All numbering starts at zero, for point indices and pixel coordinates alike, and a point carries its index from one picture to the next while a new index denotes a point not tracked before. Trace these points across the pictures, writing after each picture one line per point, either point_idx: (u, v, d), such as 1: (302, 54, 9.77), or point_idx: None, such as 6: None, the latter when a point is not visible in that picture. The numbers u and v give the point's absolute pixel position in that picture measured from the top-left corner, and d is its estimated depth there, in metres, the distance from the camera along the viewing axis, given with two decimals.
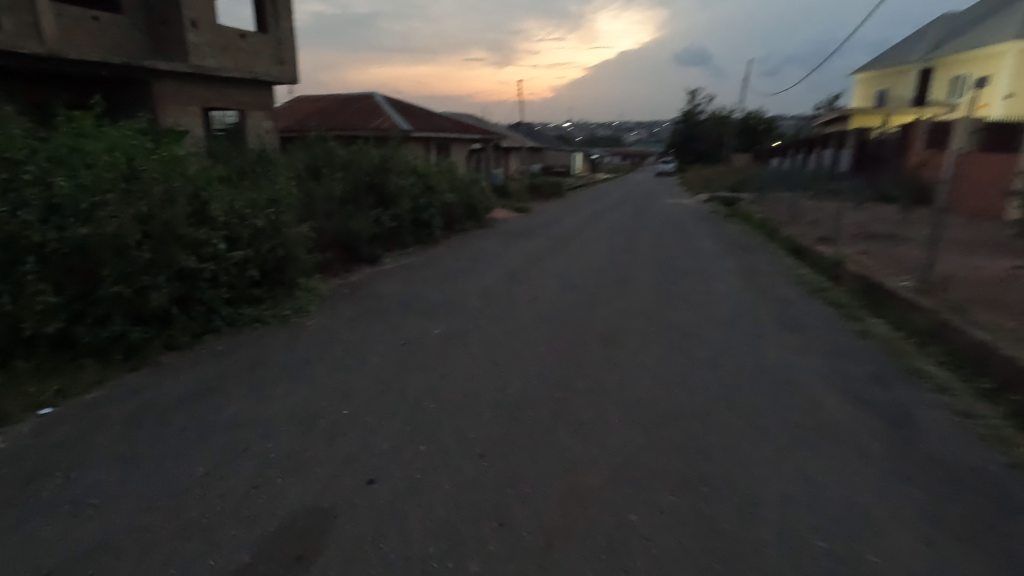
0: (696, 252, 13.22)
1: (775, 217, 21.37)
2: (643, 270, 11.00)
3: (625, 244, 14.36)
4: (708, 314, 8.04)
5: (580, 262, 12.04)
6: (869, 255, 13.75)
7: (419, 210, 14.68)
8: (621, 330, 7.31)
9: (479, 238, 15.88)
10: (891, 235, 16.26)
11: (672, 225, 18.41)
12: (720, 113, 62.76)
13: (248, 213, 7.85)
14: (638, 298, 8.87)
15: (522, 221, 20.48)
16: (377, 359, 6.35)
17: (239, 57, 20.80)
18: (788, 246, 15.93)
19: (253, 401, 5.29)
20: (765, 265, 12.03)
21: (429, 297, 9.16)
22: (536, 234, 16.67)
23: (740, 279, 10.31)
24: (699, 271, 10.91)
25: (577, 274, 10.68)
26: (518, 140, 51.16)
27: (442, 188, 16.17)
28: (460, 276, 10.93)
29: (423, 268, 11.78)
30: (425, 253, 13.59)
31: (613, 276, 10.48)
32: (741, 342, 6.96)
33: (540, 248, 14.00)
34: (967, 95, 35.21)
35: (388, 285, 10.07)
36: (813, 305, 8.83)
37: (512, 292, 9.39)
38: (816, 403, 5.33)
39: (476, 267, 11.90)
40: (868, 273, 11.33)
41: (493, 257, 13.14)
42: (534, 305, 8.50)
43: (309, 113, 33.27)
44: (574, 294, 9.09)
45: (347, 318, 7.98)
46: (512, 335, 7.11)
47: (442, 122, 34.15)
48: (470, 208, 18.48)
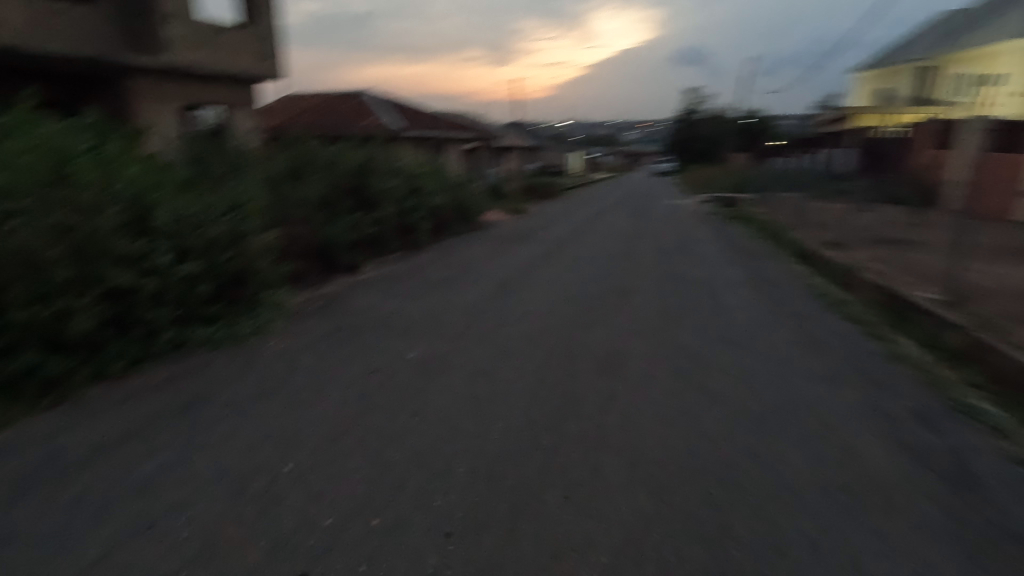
0: (700, 259, 12.42)
1: (779, 219, 20.61)
2: (643, 280, 10.19)
3: (624, 250, 13.53)
4: (716, 334, 7.23)
5: (575, 271, 11.21)
6: (881, 262, 12.99)
7: (405, 215, 13.80)
8: (621, 354, 6.48)
9: (470, 244, 15.01)
10: (903, 240, 15.50)
11: (673, 230, 17.60)
12: (718, 112, 61.98)
13: (202, 221, 6.98)
14: (638, 314, 8.06)
15: (516, 224, 19.61)
16: (338, 393, 5.51)
17: (220, 53, 19.88)
18: (794, 251, 15.16)
19: (183, 449, 4.45)
20: (774, 273, 11.23)
21: (408, 312, 8.31)
22: (530, 239, 15.82)
23: (748, 292, 9.50)
24: (704, 282, 10.10)
25: (572, 286, 9.85)
26: (515, 140, 50.41)
27: (430, 190, 15.30)
28: (446, 286, 10.08)
29: (406, 278, 10.92)
30: (411, 260, 12.71)
31: (611, 287, 9.66)
32: (755, 368, 6.15)
33: (533, 255, 13.13)
34: (971, 94, 34.44)
35: (365, 298, 9.22)
36: (830, 321, 8.02)
37: (500, 306, 8.57)
38: (850, 451, 4.51)
39: (464, 276, 11.04)
40: (886, 283, 10.50)
41: (482, 264, 12.28)
42: (523, 323, 7.67)
43: (298, 112, 32.39)
44: (568, 310, 8.26)
45: (313, 338, 7.13)
46: (497, 361, 6.28)
47: (436, 121, 33.30)
48: (461, 211, 17.60)
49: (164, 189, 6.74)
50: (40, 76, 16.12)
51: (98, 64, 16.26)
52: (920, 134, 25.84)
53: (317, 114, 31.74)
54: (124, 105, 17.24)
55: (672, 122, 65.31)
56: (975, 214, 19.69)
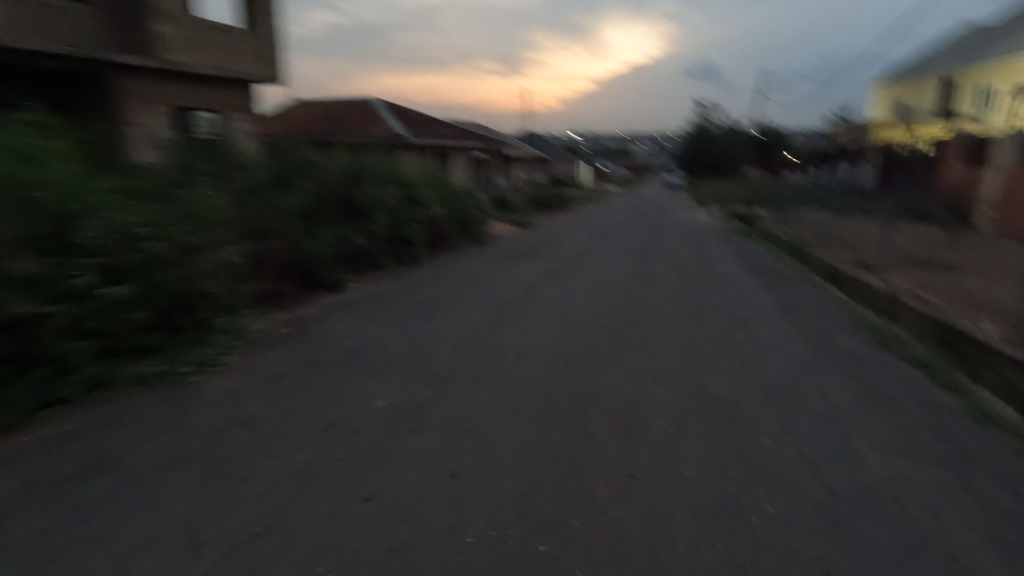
0: (724, 282, 11.19)
1: (802, 236, 19.38)
2: (662, 308, 8.96)
3: (638, 270, 12.37)
4: (753, 383, 5.99)
5: (584, 294, 10.03)
6: (924, 287, 11.74)
7: (399, 227, 12.64)
8: (639, 409, 5.26)
9: (471, 258, 13.90)
10: (943, 263, 14.18)
11: (690, 247, 16.38)
12: (732, 125, 60.83)
13: (138, 233, 5.88)
14: (660, 354, 6.82)
15: (522, 237, 18.47)
16: (279, 460, 4.32)
17: (218, 54, 19.02)
18: (823, 273, 13.89)
19: (48, 547, 3.30)
20: (810, 300, 9.97)
21: (389, 344, 7.13)
22: (535, 255, 14.65)
23: (785, 324, 8.25)
24: (732, 311, 8.87)
25: (581, 313, 8.69)
26: (524, 150, 49.54)
27: (429, 202, 14.18)
28: (437, 311, 8.89)
29: (395, 299, 9.74)
30: (404, 276, 11.58)
31: (627, 317, 8.44)
32: (809, 433, 4.90)
33: (539, 273, 12.00)
34: (999, 108, 33.06)
35: (342, 323, 8.04)
36: (888, 365, 6.74)
37: (496, 338, 7.39)
38: (965, 575, 3.23)
39: (459, 297, 9.88)
40: (937, 314, 9.24)
41: (481, 283, 11.13)
42: (522, 362, 6.48)
43: (303, 119, 31.63)
44: (576, 347, 7.04)
45: (268, 376, 5.94)
46: (485, 416, 5.08)
47: (443, 130, 32.45)
48: (463, 224, 16.46)
49: (93, 195, 5.67)
50: (24, 75, 15.25)
51: (84, 64, 15.34)
52: (950, 148, 24.45)
53: (322, 120, 30.95)
54: (113, 107, 16.33)
55: (685, 135, 64.20)
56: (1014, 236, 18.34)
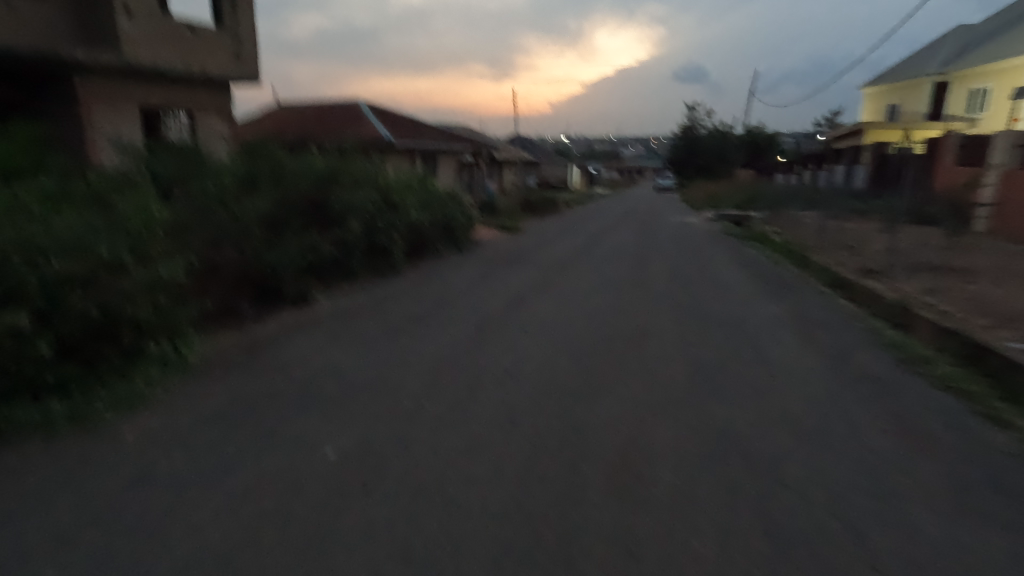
0: (726, 294, 10.42)
1: (800, 240, 18.74)
2: (661, 326, 8.17)
3: (633, 280, 11.61)
4: (770, 418, 5.19)
5: (575, 309, 9.23)
6: (935, 294, 11.09)
7: (376, 235, 11.75)
8: (640, 456, 4.43)
9: (456, 267, 13.07)
10: (949, 268, 13.53)
11: (685, 254, 15.66)
12: (722, 128, 60.53)
13: (48, 250, 5.02)
14: (661, 382, 6.01)
15: (510, 243, 17.64)
16: (192, 539, 3.44)
17: (189, 53, 18.04)
18: (827, 280, 13.22)
19: None
20: (819, 313, 9.22)
21: (353, 372, 6.26)
22: (523, 263, 13.80)
23: (797, 343, 7.46)
24: (737, 328, 8.10)
25: (573, 332, 7.89)
26: (513, 153, 48.78)
27: (409, 207, 13.30)
28: (412, 330, 8.00)
29: (367, 314, 8.84)
30: (381, 288, 10.73)
31: (623, 337, 7.63)
32: (845, 485, 4.10)
33: (528, 283, 11.19)
34: (991, 109, 32.83)
35: (302, 346, 7.15)
36: (919, 392, 5.97)
37: (477, 363, 6.55)
38: None
39: (438, 312, 9.01)
40: (957, 326, 8.56)
41: (464, 295, 10.29)
42: (504, 394, 5.64)
43: (285, 121, 30.63)
44: (568, 374, 6.21)
45: (204, 417, 5.08)
46: (456, 468, 4.24)
47: (430, 132, 31.62)
48: (447, 230, 15.59)
49: None
50: None
51: (42, 62, 14.33)
52: (946, 149, 23.91)
53: (304, 122, 30.00)
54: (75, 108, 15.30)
55: (675, 137, 63.80)
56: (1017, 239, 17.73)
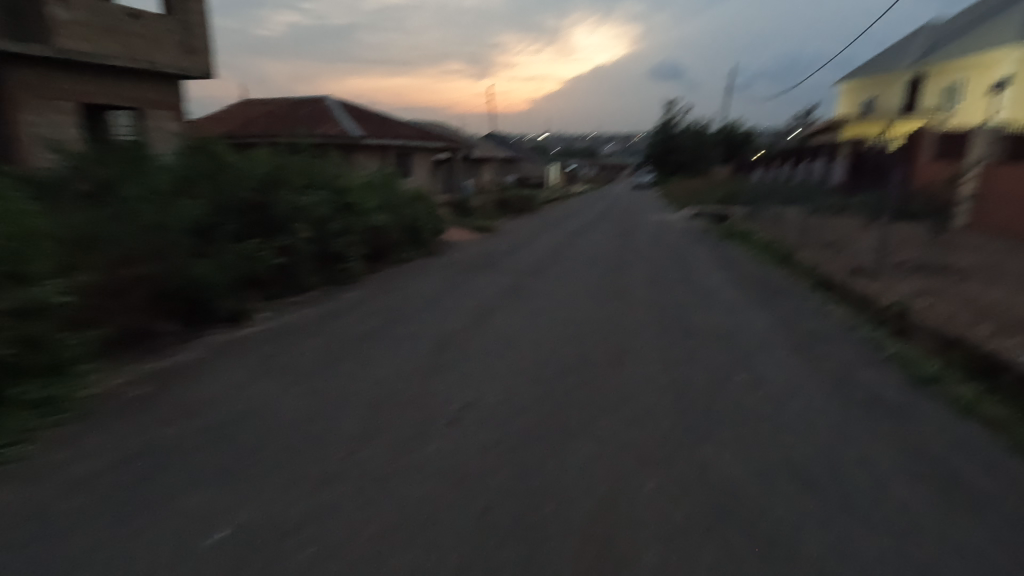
0: (711, 302, 9.65)
1: (783, 238, 18.13)
2: (641, 343, 7.33)
3: (611, 286, 10.78)
4: (773, 466, 4.35)
5: (548, 324, 8.33)
6: (930, 296, 10.46)
7: (329, 241, 10.68)
8: (615, 528, 3.54)
9: (421, 273, 12.07)
10: (939, 266, 12.95)
11: (667, 256, 14.90)
12: (700, 124, 60.31)
13: None
14: (643, 418, 5.13)
15: (482, 245, 16.68)
16: None
17: (136, 44, 16.48)
18: (813, 281, 12.55)
19: None
20: (813, 322, 8.46)
21: (278, 413, 5.26)
22: (494, 267, 12.86)
23: (793, 360, 6.67)
24: (725, 343, 7.28)
25: (543, 352, 6.98)
26: (490, 151, 47.80)
27: (369, 209, 12.23)
28: (358, 354, 7.00)
29: (311, 334, 7.82)
30: (333, 300, 9.67)
31: (599, 358, 6.74)
32: (871, 564, 3.28)
33: (498, 292, 10.25)
34: (965, 103, 32.82)
35: (224, 379, 6.12)
36: (936, 422, 5.18)
37: (427, 397, 5.61)
38: None
39: (393, 330, 8.03)
40: (961, 334, 7.88)
41: (427, 307, 9.31)
42: (454, 440, 4.72)
43: (249, 118, 29.16)
44: (534, 409, 5.30)
45: (70, 483, 4.05)
46: (378, 556, 3.30)
47: (402, 129, 30.48)
48: (414, 233, 14.56)
49: None
50: None
51: None
52: (924, 144, 23.49)
53: (269, 119, 28.60)
54: (5, 103, 13.91)
55: (654, 133, 63.40)
56: (1003, 234, 17.20)
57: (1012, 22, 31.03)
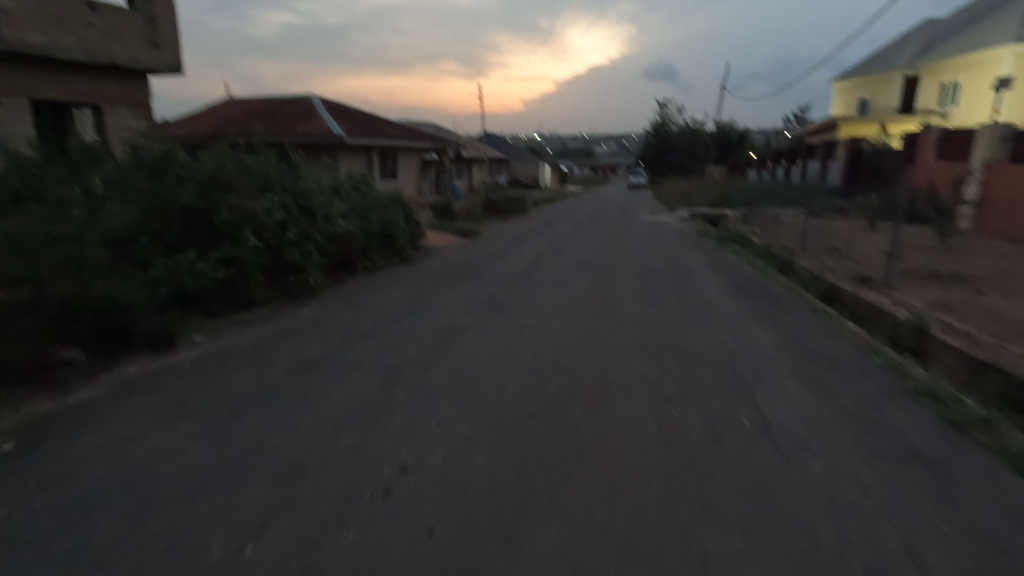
0: (712, 318, 8.61)
1: (781, 242, 17.25)
2: (631, 372, 6.27)
3: (599, 300, 9.78)
4: (796, 567, 3.28)
5: (524, 346, 7.26)
6: (945, 310, 9.56)
7: (284, 249, 9.56)
8: None
9: (391, 284, 11.01)
10: (951, 274, 12.02)
11: (661, 263, 13.90)
12: (692, 124, 59.55)
13: None
14: (628, 485, 4.06)
15: (464, 252, 15.62)
16: None
17: (91, 36, 14.98)
18: (817, 290, 11.61)
19: None
20: (825, 344, 7.44)
21: (167, 480, 4.13)
22: (472, 277, 11.81)
23: (811, 397, 5.63)
24: (728, 373, 6.23)
25: (515, 385, 5.94)
26: (480, 151, 46.77)
27: (333, 213, 11.12)
28: (294, 390, 5.90)
29: (246, 362, 6.70)
30: (285, 318, 8.59)
31: (579, 394, 5.67)
32: None
33: (473, 308, 9.22)
34: (963, 103, 32.09)
35: (119, 428, 5.00)
36: (994, 486, 4.15)
37: (363, 453, 4.54)
38: None
39: (344, 355, 6.93)
40: (992, 358, 6.94)
41: (389, 326, 8.26)
42: (383, 521, 3.64)
43: (229, 117, 27.92)
44: (492, 472, 4.23)
45: None
46: None
47: (386, 128, 29.42)
48: (386, 239, 13.44)
49: None
50: None
51: None
52: (924, 144, 22.39)
53: (248, 118, 27.37)
54: None
55: (647, 134, 62.53)
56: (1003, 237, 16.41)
57: (1012, 19, 30.29)
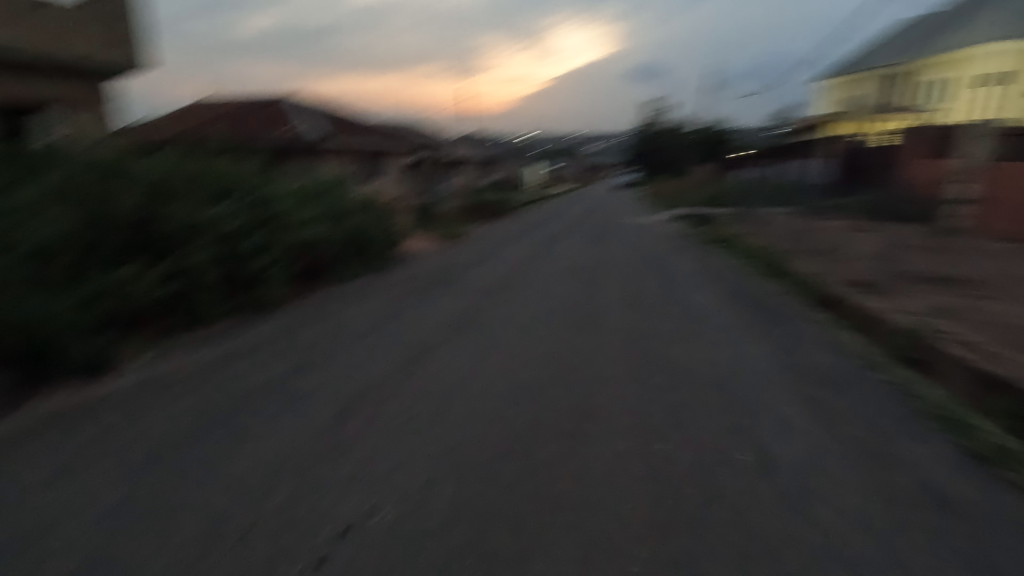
0: (703, 331, 8.02)
1: (771, 244, 16.78)
2: (614, 399, 5.65)
3: (582, 311, 9.20)
4: None
5: (499, 367, 6.61)
6: (946, 316, 9.08)
7: (242, 261, 8.88)
8: None
9: (363, 295, 10.33)
10: (947, 277, 11.58)
11: (649, 268, 13.35)
12: (679, 123, 59.29)
13: None
14: (608, 548, 3.47)
15: (444, 257, 14.96)
16: None
17: (52, 34, 13.98)
18: (810, 295, 11.12)
19: None
20: (824, 359, 6.90)
21: (57, 553, 3.47)
22: (449, 286, 11.14)
23: (812, 426, 5.07)
24: (720, 397, 5.66)
25: (484, 416, 5.30)
26: (466, 152, 46.10)
27: (299, 220, 10.42)
28: (234, 426, 5.22)
29: (187, 391, 6.02)
30: (239, 336, 7.89)
31: (554, 427, 5.06)
32: None
33: (446, 321, 8.58)
34: (949, 100, 31.91)
35: (20, 482, 4.33)
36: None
37: (301, 510, 3.90)
38: None
39: (299, 382, 6.26)
40: (1004, 374, 6.42)
41: (353, 344, 7.59)
42: None
43: (205, 119, 27.03)
44: (445, 537, 3.58)
45: None
46: None
47: (367, 129, 28.67)
48: (359, 246, 12.75)
49: None
50: None
51: None
52: (912, 142, 22.02)
53: (224, 120, 26.49)
54: None
55: (634, 133, 62.22)
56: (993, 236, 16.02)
57: (997, 16, 30.13)
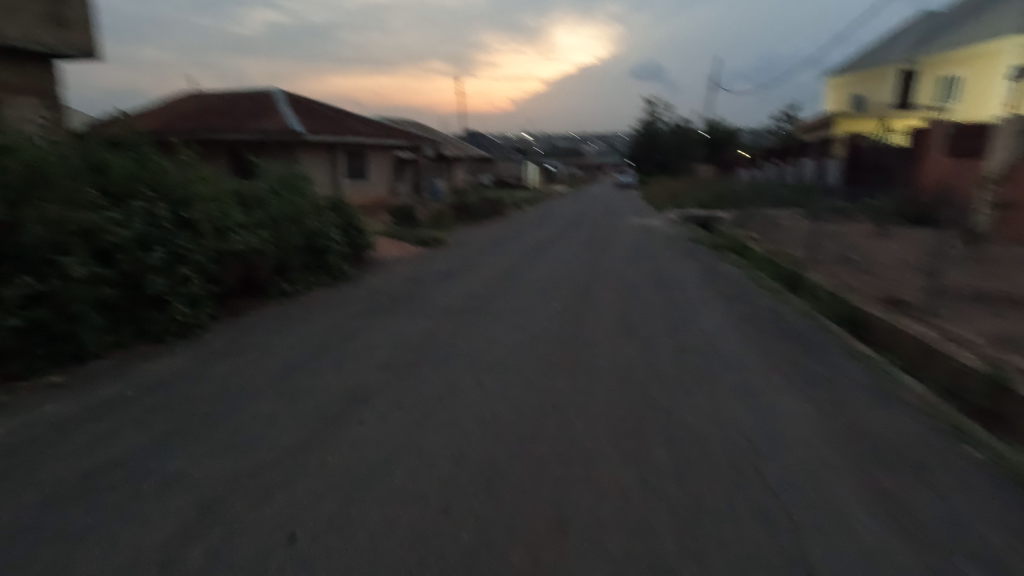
0: (721, 375, 6.28)
1: (785, 252, 15.07)
2: (602, 501, 3.90)
3: (568, 342, 7.48)
4: None
5: (447, 435, 4.87)
6: (1011, 349, 7.37)
7: (145, 277, 7.14)
8: None
9: (305, 317, 8.58)
10: (997, 296, 9.86)
11: (653, 283, 11.63)
12: (682, 122, 57.44)
13: None
14: None
15: (418, 266, 13.23)
16: None
17: None
18: (839, 316, 9.40)
19: None
20: (885, 425, 5.16)
21: None
22: (410, 306, 9.39)
23: (902, 560, 3.34)
24: (756, 498, 3.92)
25: (406, 532, 3.56)
26: (461, 150, 44.29)
27: (231, 225, 8.67)
28: (26, 546, 3.40)
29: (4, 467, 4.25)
30: (123, 375, 6.15)
31: (509, 560, 3.33)
32: None
33: (395, 358, 6.82)
34: (966, 98, 30.13)
35: None
36: None
37: None
38: None
39: (168, 453, 4.51)
40: None
41: (268, 390, 5.81)
42: None
43: (183, 113, 25.22)
44: None
45: None
46: None
47: (354, 123, 26.89)
48: (312, 254, 10.99)
49: None
50: None
51: None
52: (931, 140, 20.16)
53: (202, 113, 24.70)
54: None
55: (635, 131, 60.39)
56: None
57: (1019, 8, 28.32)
